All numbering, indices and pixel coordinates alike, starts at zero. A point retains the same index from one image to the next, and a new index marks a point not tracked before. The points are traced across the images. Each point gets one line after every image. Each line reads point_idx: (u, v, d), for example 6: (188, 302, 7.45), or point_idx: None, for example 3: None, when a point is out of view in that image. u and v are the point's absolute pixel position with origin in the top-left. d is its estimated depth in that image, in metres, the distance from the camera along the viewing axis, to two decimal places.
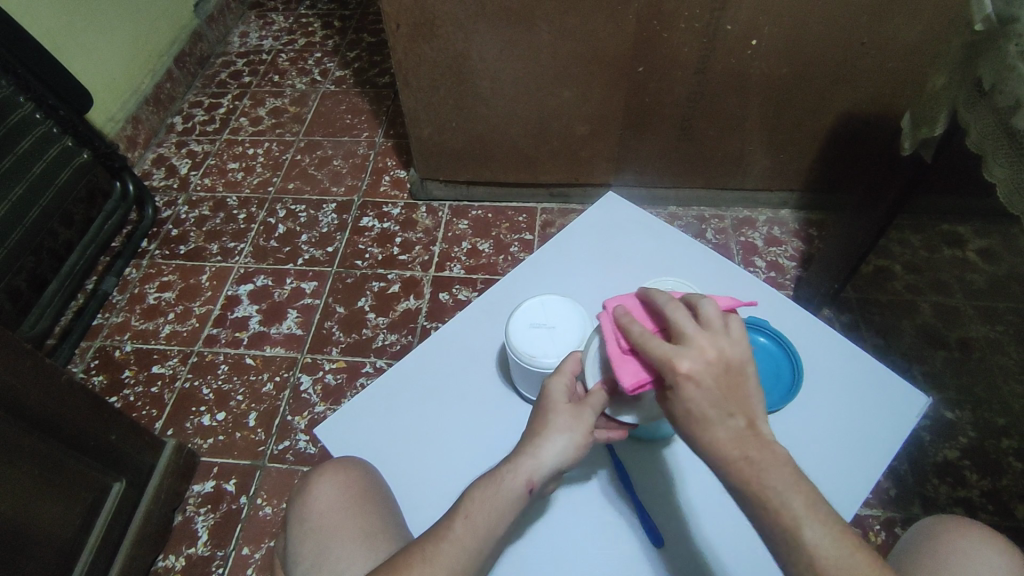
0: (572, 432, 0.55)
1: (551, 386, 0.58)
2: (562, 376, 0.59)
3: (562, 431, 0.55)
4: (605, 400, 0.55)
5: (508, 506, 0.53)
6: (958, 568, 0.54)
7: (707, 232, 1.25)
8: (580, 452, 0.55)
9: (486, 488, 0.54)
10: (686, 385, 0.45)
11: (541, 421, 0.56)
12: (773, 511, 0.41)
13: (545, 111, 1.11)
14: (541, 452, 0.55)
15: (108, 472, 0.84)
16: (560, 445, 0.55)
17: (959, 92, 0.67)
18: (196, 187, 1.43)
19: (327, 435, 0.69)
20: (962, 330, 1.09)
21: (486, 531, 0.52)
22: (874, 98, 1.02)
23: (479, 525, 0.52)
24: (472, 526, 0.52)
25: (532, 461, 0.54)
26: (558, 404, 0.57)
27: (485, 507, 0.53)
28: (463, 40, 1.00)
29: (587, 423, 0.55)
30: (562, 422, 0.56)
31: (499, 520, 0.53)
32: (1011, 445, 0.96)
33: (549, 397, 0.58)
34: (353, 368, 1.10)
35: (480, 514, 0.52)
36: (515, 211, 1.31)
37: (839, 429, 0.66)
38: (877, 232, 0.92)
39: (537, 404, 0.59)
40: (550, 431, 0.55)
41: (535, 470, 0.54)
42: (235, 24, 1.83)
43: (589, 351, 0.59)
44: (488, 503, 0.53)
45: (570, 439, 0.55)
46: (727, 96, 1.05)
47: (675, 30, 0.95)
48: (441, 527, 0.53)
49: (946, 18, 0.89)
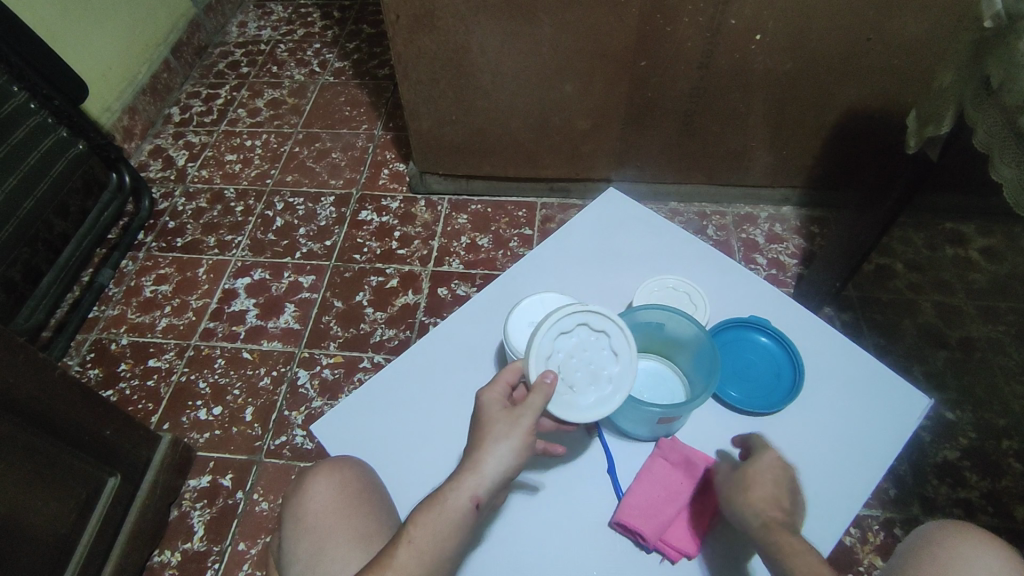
0: (510, 439, 0.53)
1: (485, 399, 0.57)
2: (495, 386, 0.58)
3: (500, 439, 0.53)
4: (546, 397, 0.54)
5: (453, 526, 0.51)
6: (956, 554, 0.54)
7: (708, 229, 1.24)
8: (520, 459, 0.53)
9: (430, 511, 0.51)
10: (766, 461, 0.57)
11: (477, 435, 0.54)
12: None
13: (546, 104, 1.10)
14: (483, 468, 0.52)
15: (102, 468, 0.83)
16: (501, 454, 0.53)
17: (965, 90, 0.66)
18: (193, 179, 1.41)
19: (324, 433, 0.69)
20: (963, 329, 1.08)
21: (432, 552, 0.50)
22: (878, 94, 1.01)
23: (423, 546, 0.50)
24: (416, 549, 0.50)
25: (476, 477, 0.52)
26: (491, 415, 0.55)
27: (428, 531, 0.51)
28: (462, 31, 0.99)
29: (526, 428, 0.54)
30: (499, 431, 0.54)
31: (445, 542, 0.51)
32: (1011, 446, 0.95)
33: (482, 409, 0.56)
34: (350, 363, 1.09)
35: (425, 537, 0.50)
36: (515, 206, 1.30)
37: (840, 433, 0.66)
38: (880, 232, 0.90)
39: (471, 422, 0.57)
40: (489, 441, 0.53)
41: (480, 485, 0.52)
42: (234, 13, 1.81)
43: (533, 349, 0.58)
44: (434, 524, 0.51)
45: (509, 446, 0.53)
46: (730, 92, 1.04)
47: (679, 24, 0.94)
48: (386, 553, 0.51)
49: (954, 12, 0.88)
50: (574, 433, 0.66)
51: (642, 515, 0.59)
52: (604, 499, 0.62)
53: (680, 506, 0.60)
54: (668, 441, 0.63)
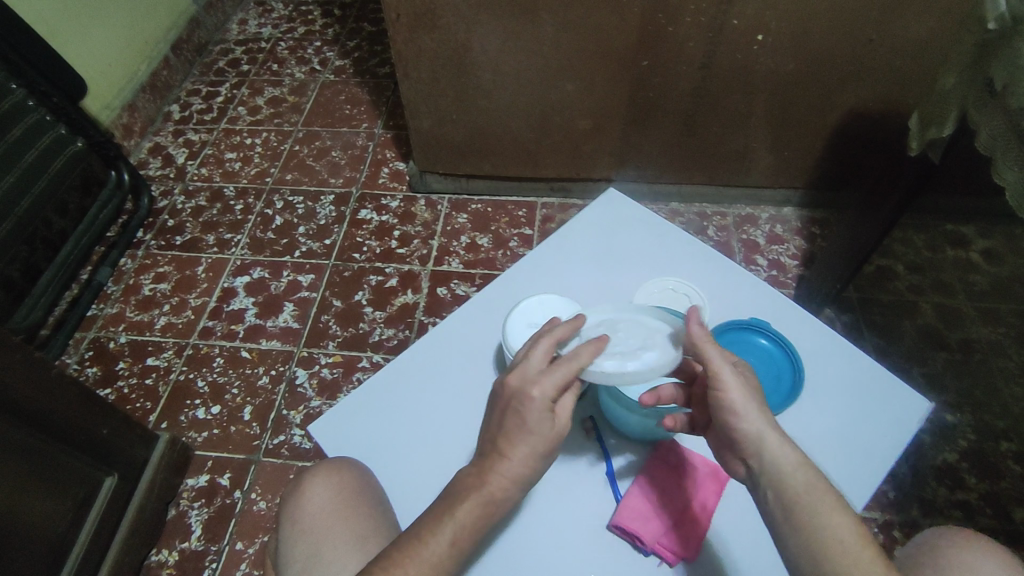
0: (545, 459, 0.52)
1: (533, 396, 0.52)
2: (545, 387, 0.52)
3: (543, 442, 0.52)
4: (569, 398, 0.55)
5: (484, 524, 0.50)
6: (957, 564, 0.54)
7: (708, 230, 1.23)
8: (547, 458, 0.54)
9: (473, 502, 0.50)
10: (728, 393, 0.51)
11: (520, 445, 0.51)
12: (827, 533, 0.44)
13: (547, 104, 1.09)
14: (518, 481, 0.51)
15: (99, 467, 0.83)
16: (539, 460, 0.52)
17: (968, 93, 0.65)
18: (193, 177, 1.41)
19: (321, 433, 0.68)
20: (963, 332, 1.08)
21: (466, 541, 0.49)
22: (880, 95, 1.01)
23: (462, 536, 0.49)
24: (456, 536, 0.49)
25: (511, 489, 0.51)
26: (538, 431, 0.51)
27: (470, 522, 0.49)
28: (463, 30, 0.98)
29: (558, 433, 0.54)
30: (540, 449, 0.51)
31: (476, 536, 0.50)
32: (1011, 449, 0.95)
33: (529, 417, 0.51)
34: (349, 362, 1.09)
35: (465, 527, 0.49)
36: (515, 206, 1.30)
37: (841, 436, 0.65)
38: (881, 233, 0.90)
39: (513, 418, 0.52)
40: (532, 444, 0.51)
41: (511, 498, 0.52)
42: (234, 10, 1.81)
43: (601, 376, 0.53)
44: (478, 516, 0.50)
45: (542, 466, 0.53)
46: (732, 92, 1.04)
47: (680, 24, 0.93)
48: (424, 530, 0.49)
49: (957, 14, 0.88)
50: (574, 435, 0.66)
51: (639, 519, 0.59)
52: (603, 501, 0.62)
53: (674, 518, 0.59)
54: (667, 447, 0.63)
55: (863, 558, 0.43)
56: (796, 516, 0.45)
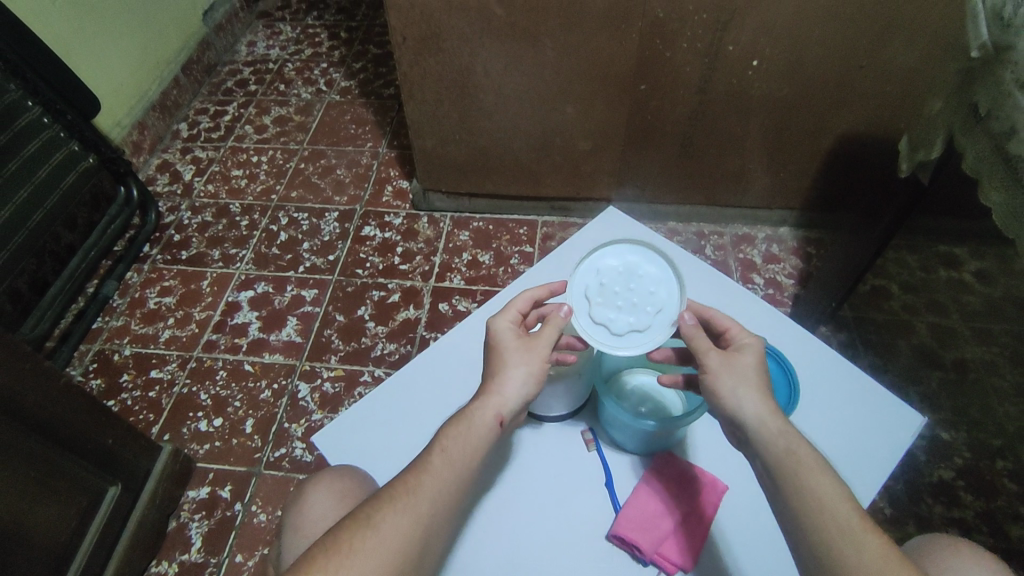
0: (529, 364, 0.57)
1: (498, 328, 0.60)
2: (505, 315, 0.62)
3: (519, 365, 0.57)
4: (560, 330, 0.59)
5: (479, 442, 0.54)
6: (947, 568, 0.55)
7: (706, 249, 1.26)
8: (538, 379, 0.58)
9: (459, 425, 0.55)
10: (717, 374, 0.53)
11: (499, 361, 0.58)
12: (807, 494, 0.46)
13: (548, 125, 1.12)
14: (505, 388, 0.56)
15: (103, 476, 0.84)
16: (523, 379, 0.57)
17: (955, 117, 0.68)
18: (200, 193, 1.43)
19: (325, 444, 0.69)
20: (957, 351, 1.09)
21: (463, 464, 0.53)
22: (872, 120, 1.04)
23: (455, 458, 0.53)
24: (449, 461, 0.53)
25: (500, 397, 0.56)
26: (507, 343, 0.59)
27: (460, 443, 0.54)
28: (468, 53, 1.02)
29: (541, 354, 0.58)
30: (517, 357, 0.58)
31: (473, 455, 0.54)
32: (1006, 466, 0.96)
33: (496, 337, 0.60)
34: (351, 376, 1.10)
35: (456, 450, 0.54)
36: (516, 224, 1.32)
37: (836, 449, 0.66)
38: (873, 253, 0.92)
39: (486, 350, 0.61)
40: (508, 366, 0.57)
41: (504, 405, 0.56)
42: (243, 33, 1.85)
43: (588, 336, 0.61)
44: (463, 438, 0.54)
45: (528, 371, 0.57)
46: (728, 116, 1.07)
47: (678, 50, 0.97)
48: (421, 461, 0.53)
49: (943, 43, 0.91)
50: (574, 445, 0.68)
51: (639, 529, 0.59)
52: (598, 508, 0.63)
53: (676, 522, 0.60)
54: (665, 457, 0.65)
55: (841, 510, 0.46)
56: (778, 483, 0.48)
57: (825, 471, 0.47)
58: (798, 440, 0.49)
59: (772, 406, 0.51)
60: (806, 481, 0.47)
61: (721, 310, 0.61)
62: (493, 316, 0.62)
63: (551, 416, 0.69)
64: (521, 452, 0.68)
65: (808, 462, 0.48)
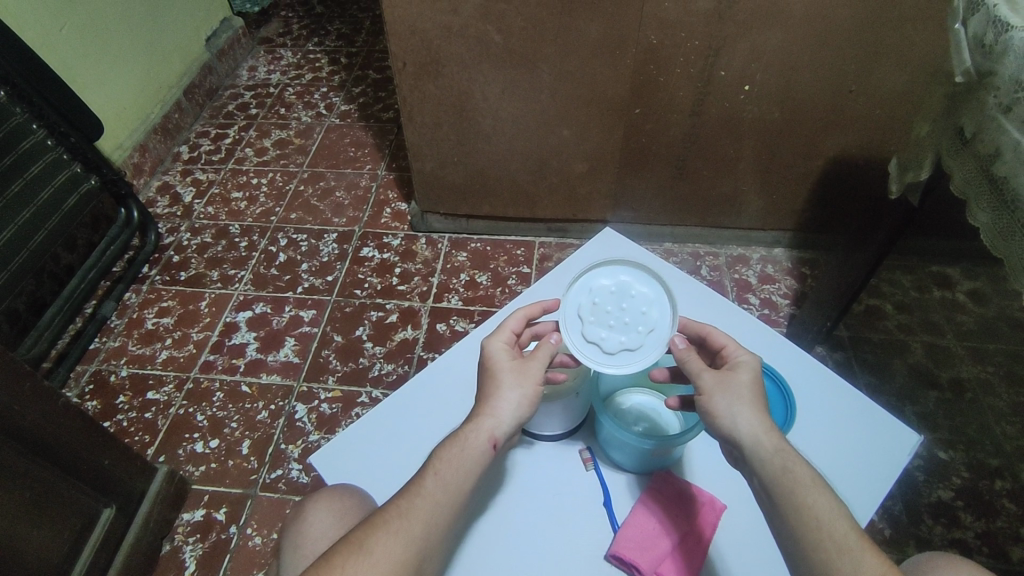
0: (522, 387, 0.58)
1: (493, 349, 0.61)
2: (500, 336, 0.63)
3: (513, 388, 0.58)
4: (552, 354, 0.60)
5: (473, 464, 0.54)
6: None
7: (702, 269, 1.27)
8: (532, 403, 0.58)
9: (453, 447, 0.55)
10: (712, 394, 0.54)
11: (493, 383, 0.58)
12: (805, 512, 0.47)
13: (546, 148, 1.14)
14: (499, 410, 0.57)
15: (98, 498, 0.83)
16: (517, 403, 0.57)
17: (942, 139, 0.70)
18: (200, 215, 1.44)
19: (323, 464, 0.69)
20: (952, 370, 1.10)
21: (457, 487, 0.53)
22: (863, 143, 1.06)
23: (450, 481, 0.53)
24: (443, 484, 0.53)
25: (493, 419, 0.56)
26: (502, 365, 0.60)
27: (454, 465, 0.54)
28: (466, 79, 1.04)
29: (535, 377, 0.58)
30: (510, 379, 0.58)
31: (467, 477, 0.54)
32: (1005, 486, 0.96)
33: (491, 358, 0.61)
34: (348, 398, 1.10)
35: (449, 472, 0.54)
36: (514, 245, 1.33)
37: (835, 468, 0.66)
38: (860, 283, 0.93)
39: (481, 371, 0.61)
40: (502, 389, 0.58)
41: (498, 427, 0.56)
42: (244, 58, 1.89)
43: (582, 355, 0.62)
44: (457, 460, 0.54)
45: (522, 394, 0.58)
46: (722, 139, 1.09)
47: (671, 75, 0.99)
48: (415, 483, 0.54)
49: (929, 69, 0.93)
50: (572, 465, 0.68)
51: (639, 548, 0.59)
52: (597, 529, 0.63)
53: (675, 543, 0.60)
54: (662, 476, 0.65)
55: (839, 528, 0.46)
56: (776, 502, 0.48)
57: (822, 490, 0.48)
58: (794, 458, 0.49)
59: (767, 425, 0.51)
60: (804, 500, 0.47)
61: (716, 328, 0.61)
62: (487, 338, 0.63)
63: (545, 435, 0.70)
64: (520, 473, 0.68)
65: (805, 480, 0.48)
